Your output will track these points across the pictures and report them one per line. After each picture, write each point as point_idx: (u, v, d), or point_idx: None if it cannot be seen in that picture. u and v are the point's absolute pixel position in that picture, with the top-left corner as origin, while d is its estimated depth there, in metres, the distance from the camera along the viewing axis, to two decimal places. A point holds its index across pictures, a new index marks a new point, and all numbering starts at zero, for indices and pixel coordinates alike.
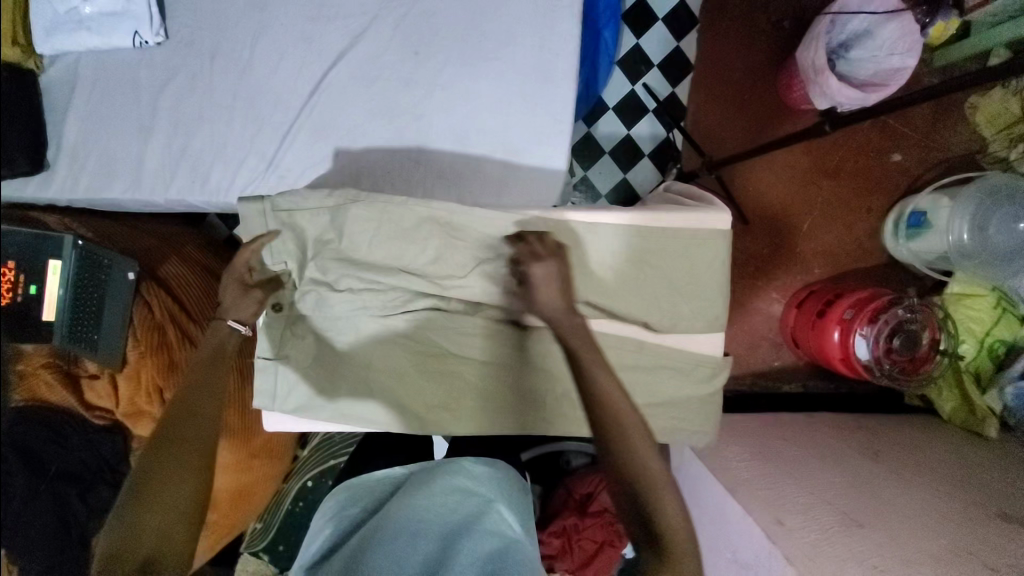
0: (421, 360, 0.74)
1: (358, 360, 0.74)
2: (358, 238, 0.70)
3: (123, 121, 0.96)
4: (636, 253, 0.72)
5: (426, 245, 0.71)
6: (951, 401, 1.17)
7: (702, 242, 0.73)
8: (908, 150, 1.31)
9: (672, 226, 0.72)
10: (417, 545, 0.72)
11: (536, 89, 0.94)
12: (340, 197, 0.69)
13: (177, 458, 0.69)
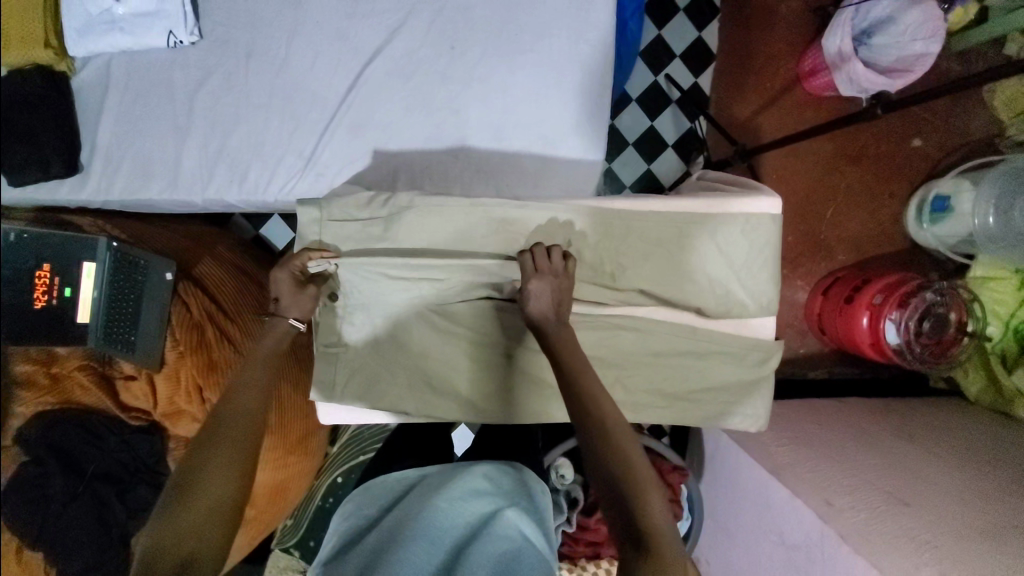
0: (479, 350, 0.76)
1: (415, 350, 0.75)
2: (413, 238, 0.72)
3: (157, 122, 0.95)
4: (691, 241, 0.73)
5: (483, 238, 0.72)
6: (976, 383, 1.19)
7: (753, 227, 0.74)
8: (928, 135, 1.32)
9: (722, 215, 0.73)
10: (431, 549, 0.70)
11: (572, 81, 0.95)
12: (392, 207, 0.71)
13: (223, 449, 0.62)
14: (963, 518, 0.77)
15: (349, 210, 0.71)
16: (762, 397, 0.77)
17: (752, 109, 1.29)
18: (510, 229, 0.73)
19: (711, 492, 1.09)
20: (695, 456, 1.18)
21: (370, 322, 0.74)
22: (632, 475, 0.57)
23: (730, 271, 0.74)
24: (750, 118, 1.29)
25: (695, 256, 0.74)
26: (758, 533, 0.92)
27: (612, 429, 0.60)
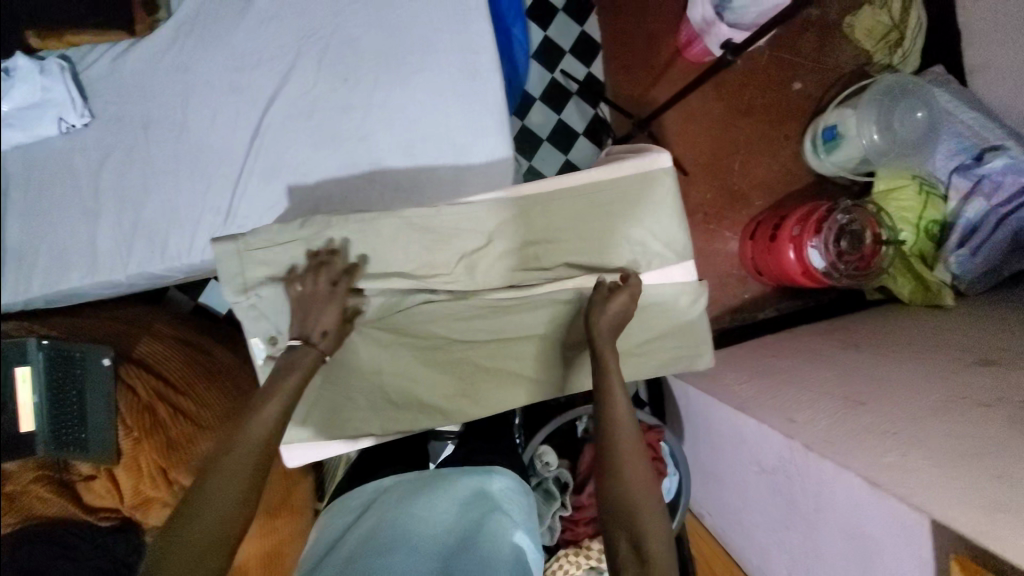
0: (429, 355, 0.76)
1: (367, 371, 0.75)
2: (336, 257, 0.72)
3: (65, 208, 0.94)
4: (600, 203, 0.77)
5: (406, 243, 0.73)
6: (908, 284, 1.26)
7: (652, 181, 0.78)
8: (806, 77, 1.43)
9: (623, 175, 0.78)
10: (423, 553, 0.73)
11: (466, 88, 0.99)
12: (310, 227, 0.71)
13: (230, 481, 0.58)
14: (922, 399, 0.79)
15: (271, 242, 0.71)
16: (702, 335, 0.81)
17: (643, 86, 1.39)
18: (430, 231, 0.74)
19: (695, 444, 1.12)
20: (672, 416, 1.22)
21: None
22: (629, 495, 0.62)
23: (644, 224, 0.78)
24: (645, 95, 1.39)
25: (609, 217, 0.78)
26: (742, 469, 0.95)
27: (621, 452, 0.64)
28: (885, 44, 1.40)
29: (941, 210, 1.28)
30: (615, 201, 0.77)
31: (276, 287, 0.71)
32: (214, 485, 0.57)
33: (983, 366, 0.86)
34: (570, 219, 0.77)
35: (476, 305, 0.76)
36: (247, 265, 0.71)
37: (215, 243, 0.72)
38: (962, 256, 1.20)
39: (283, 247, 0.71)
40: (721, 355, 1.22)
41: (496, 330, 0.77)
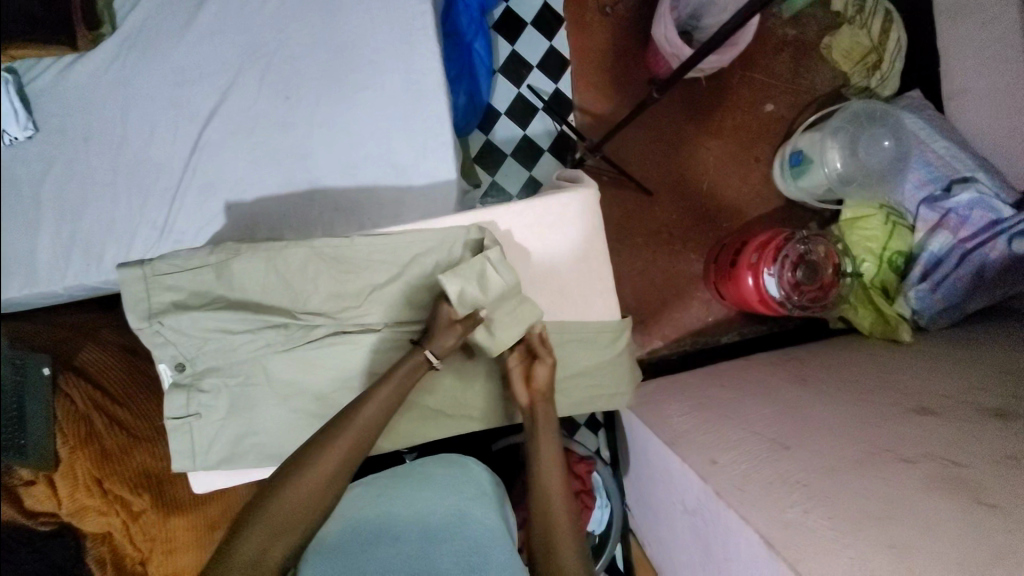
0: (340, 386, 0.77)
1: (275, 397, 0.77)
2: (250, 285, 0.74)
3: (6, 217, 0.96)
4: (510, 239, 0.80)
5: (316, 272, 0.75)
6: (868, 317, 1.21)
7: (569, 219, 0.81)
8: (780, 99, 1.40)
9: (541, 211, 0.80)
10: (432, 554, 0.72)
11: (408, 109, 0.98)
12: (221, 254, 0.73)
13: (335, 462, 0.69)
14: (842, 451, 0.79)
15: (183, 268, 0.73)
16: (622, 377, 0.82)
17: (606, 105, 1.38)
18: (345, 261, 0.76)
19: (636, 470, 1.12)
20: (619, 440, 1.21)
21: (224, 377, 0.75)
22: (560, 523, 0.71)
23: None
24: (609, 114, 1.38)
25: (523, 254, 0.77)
26: (669, 504, 0.95)
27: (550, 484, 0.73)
28: (863, 66, 1.35)
29: (908, 241, 1.24)
30: (532, 240, 0.80)
31: (181, 313, 0.72)
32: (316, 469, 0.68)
33: (917, 417, 0.85)
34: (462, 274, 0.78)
35: (388, 337, 0.77)
36: (154, 290, 0.73)
37: (122, 268, 0.73)
38: (922, 291, 1.17)
39: (194, 274, 0.73)
40: (672, 381, 1.20)
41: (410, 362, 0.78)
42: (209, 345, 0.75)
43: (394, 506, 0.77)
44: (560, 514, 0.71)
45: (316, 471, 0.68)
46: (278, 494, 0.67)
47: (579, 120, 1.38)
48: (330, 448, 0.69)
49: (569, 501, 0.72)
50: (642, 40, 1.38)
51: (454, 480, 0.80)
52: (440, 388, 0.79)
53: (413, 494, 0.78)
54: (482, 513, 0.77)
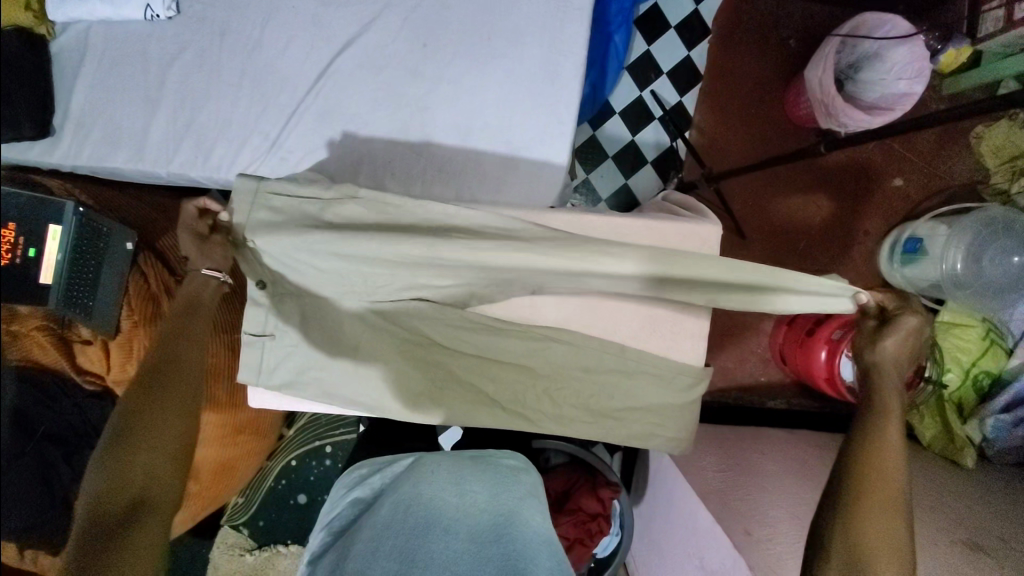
0: (410, 350, 0.79)
1: (348, 341, 0.78)
2: (354, 224, 0.74)
3: (130, 91, 0.98)
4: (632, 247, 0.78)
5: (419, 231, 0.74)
6: (931, 429, 1.16)
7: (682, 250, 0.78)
8: (910, 175, 1.32)
9: (669, 240, 0.79)
10: (478, 547, 0.72)
11: (543, 89, 0.94)
12: (341, 192, 0.74)
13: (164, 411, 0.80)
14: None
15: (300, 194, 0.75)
16: (685, 425, 0.80)
17: (727, 132, 1.31)
18: (455, 226, 0.74)
19: (650, 508, 1.11)
20: (641, 471, 1.19)
21: (304, 306, 0.78)
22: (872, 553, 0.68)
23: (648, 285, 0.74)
24: (728, 141, 1.30)
25: (620, 271, 0.75)
26: (682, 554, 0.94)
27: (862, 508, 0.70)
28: (1008, 168, 1.20)
29: (1000, 363, 1.13)
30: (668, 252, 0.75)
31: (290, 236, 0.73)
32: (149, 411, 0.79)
33: (965, 553, 0.81)
34: (549, 280, 0.75)
35: (466, 315, 0.77)
36: (261, 209, 0.76)
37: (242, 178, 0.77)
38: (1001, 421, 1.06)
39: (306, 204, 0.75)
40: (711, 432, 1.18)
41: (482, 346, 0.78)
42: (306, 270, 0.76)
43: (447, 491, 0.80)
44: (875, 530, 0.69)
45: (158, 409, 0.80)
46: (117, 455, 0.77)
47: (694, 141, 1.32)
48: (160, 400, 0.80)
49: (886, 521, 0.69)
50: (789, 75, 1.29)
51: (498, 481, 0.85)
52: (504, 380, 0.78)
53: (469, 488, 0.82)
54: (530, 516, 0.79)
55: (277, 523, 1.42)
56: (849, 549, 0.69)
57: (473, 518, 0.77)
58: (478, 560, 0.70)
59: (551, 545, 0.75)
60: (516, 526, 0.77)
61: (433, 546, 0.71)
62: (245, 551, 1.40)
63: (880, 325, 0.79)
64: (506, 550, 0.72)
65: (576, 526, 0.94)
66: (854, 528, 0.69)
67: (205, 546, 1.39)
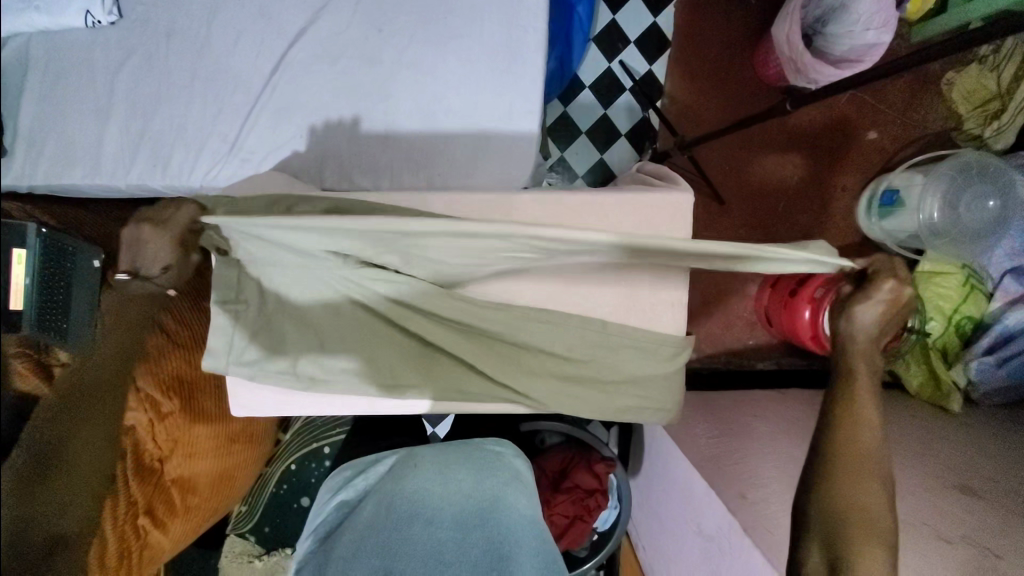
0: (393, 332, 0.78)
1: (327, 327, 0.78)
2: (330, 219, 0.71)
3: (79, 105, 0.94)
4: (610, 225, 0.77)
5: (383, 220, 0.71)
6: (918, 376, 1.17)
7: (658, 220, 0.77)
8: (884, 127, 1.32)
9: (644, 214, 0.78)
10: (462, 538, 0.74)
11: (505, 67, 0.92)
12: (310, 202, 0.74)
13: None
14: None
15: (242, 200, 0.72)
16: (671, 396, 0.80)
17: (699, 98, 1.28)
18: None
19: (650, 479, 1.12)
20: (636, 443, 1.21)
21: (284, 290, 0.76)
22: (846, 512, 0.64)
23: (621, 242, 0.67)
24: (701, 107, 1.28)
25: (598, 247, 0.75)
26: (682, 521, 0.96)
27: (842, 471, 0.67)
28: (981, 113, 1.20)
29: (982, 307, 1.14)
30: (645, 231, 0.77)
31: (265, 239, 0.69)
32: None
33: (955, 495, 0.82)
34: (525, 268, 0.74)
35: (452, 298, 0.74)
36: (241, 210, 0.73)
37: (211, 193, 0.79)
38: (985, 364, 1.08)
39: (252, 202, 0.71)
40: (702, 399, 1.19)
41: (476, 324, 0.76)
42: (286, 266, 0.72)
43: (431, 481, 0.82)
44: (858, 497, 0.65)
45: None
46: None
47: (667, 109, 1.29)
48: None
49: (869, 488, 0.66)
50: (758, 33, 1.27)
51: (487, 463, 0.86)
52: (489, 369, 0.77)
53: (452, 476, 0.83)
54: (516, 500, 0.81)
55: (283, 527, 1.42)
56: (826, 511, 0.65)
57: (457, 505, 0.80)
58: (462, 551, 0.73)
59: (536, 526, 0.78)
60: (499, 512, 0.79)
61: (416, 538, 0.73)
62: (253, 557, 1.37)
63: (858, 288, 0.74)
64: (490, 538, 0.75)
65: (575, 503, 0.95)
66: (836, 488, 0.66)
67: (214, 556, 1.42)
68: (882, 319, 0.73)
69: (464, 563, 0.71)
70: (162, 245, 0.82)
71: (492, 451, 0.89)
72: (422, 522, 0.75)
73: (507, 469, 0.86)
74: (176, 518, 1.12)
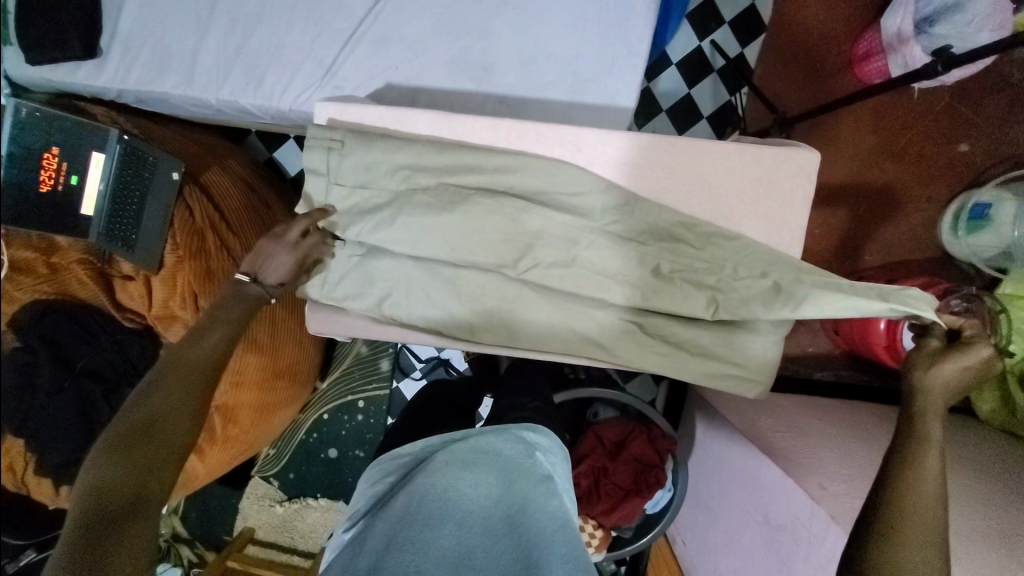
0: (495, 313, 0.78)
1: (415, 300, 0.79)
2: (447, 164, 0.75)
3: (181, 13, 0.94)
4: (725, 174, 0.77)
5: (492, 174, 0.75)
6: (991, 402, 1.08)
7: (773, 177, 0.77)
8: (978, 139, 1.17)
9: (755, 171, 0.77)
10: (491, 544, 0.72)
11: (615, 19, 0.89)
12: (420, 147, 0.75)
13: (184, 383, 0.70)
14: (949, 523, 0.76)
15: (375, 158, 0.75)
16: (766, 368, 0.76)
17: (793, 89, 1.22)
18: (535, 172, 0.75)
19: (709, 469, 1.09)
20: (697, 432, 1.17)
21: (395, 263, 0.79)
22: (914, 509, 0.63)
23: (672, 301, 0.74)
24: (796, 88, 1.22)
25: (704, 195, 0.77)
26: (744, 509, 0.93)
27: (913, 491, 0.64)
28: None
29: None
30: (758, 201, 0.77)
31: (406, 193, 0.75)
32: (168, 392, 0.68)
33: None
34: (616, 205, 0.75)
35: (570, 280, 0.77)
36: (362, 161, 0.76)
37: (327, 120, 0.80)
38: None
39: (368, 188, 0.76)
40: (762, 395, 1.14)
41: (580, 316, 0.78)
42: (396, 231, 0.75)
43: (457, 482, 0.78)
44: (928, 492, 0.64)
45: (169, 395, 0.68)
46: (153, 386, 0.69)
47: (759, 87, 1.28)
48: (170, 386, 0.69)
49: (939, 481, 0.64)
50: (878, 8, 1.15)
51: (513, 461, 0.83)
52: (570, 316, 0.78)
53: (479, 473, 0.80)
54: (545, 502, 0.77)
55: (307, 476, 1.40)
56: (928, 502, 0.64)
57: (486, 509, 0.77)
58: (492, 556, 0.70)
59: (567, 528, 0.74)
60: (530, 513, 0.75)
61: (446, 541, 0.70)
62: (275, 502, 1.40)
63: (946, 346, 0.72)
64: (520, 541, 0.72)
65: (632, 476, 0.96)
66: (912, 473, 0.65)
67: (236, 496, 1.41)
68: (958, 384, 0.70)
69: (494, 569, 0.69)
70: (285, 262, 0.76)
71: (523, 443, 0.86)
72: (451, 523, 0.73)
73: (536, 469, 0.82)
74: (214, 446, 1.12)
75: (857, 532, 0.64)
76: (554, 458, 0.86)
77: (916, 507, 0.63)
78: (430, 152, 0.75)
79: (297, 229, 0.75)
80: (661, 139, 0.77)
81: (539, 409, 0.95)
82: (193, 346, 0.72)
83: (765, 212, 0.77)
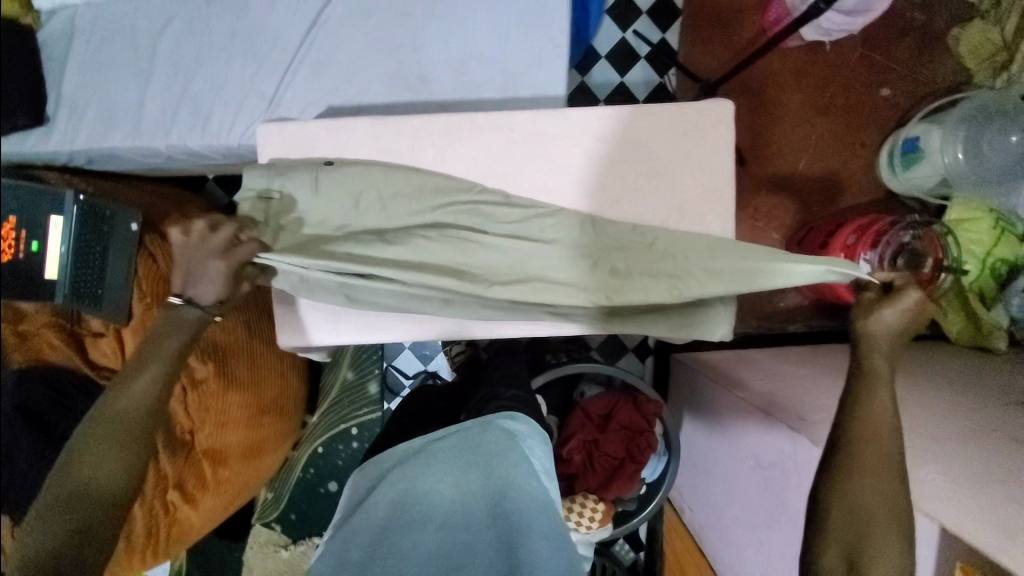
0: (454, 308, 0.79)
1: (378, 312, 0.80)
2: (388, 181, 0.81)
3: (121, 69, 0.98)
4: (650, 134, 0.82)
5: (436, 184, 0.81)
6: (956, 323, 1.12)
7: (698, 129, 0.81)
8: (896, 83, 1.29)
9: (679, 127, 0.81)
10: (472, 537, 0.73)
11: (533, 13, 0.95)
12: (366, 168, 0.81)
13: (113, 437, 0.69)
14: (925, 429, 0.79)
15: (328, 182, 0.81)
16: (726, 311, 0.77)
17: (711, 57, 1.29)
18: None
19: (700, 430, 1.10)
20: (686, 398, 1.17)
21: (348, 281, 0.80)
22: (880, 421, 0.65)
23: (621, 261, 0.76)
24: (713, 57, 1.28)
25: (636, 156, 0.82)
26: (737, 460, 0.93)
27: (876, 402, 0.65)
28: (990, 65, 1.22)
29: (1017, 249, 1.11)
30: (687, 154, 0.81)
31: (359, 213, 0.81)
32: (110, 449, 0.69)
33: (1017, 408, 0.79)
34: None
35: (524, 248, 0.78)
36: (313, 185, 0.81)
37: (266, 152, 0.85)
38: None
39: (320, 204, 0.80)
40: (739, 352, 1.16)
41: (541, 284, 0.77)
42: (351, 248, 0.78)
43: (436, 480, 0.80)
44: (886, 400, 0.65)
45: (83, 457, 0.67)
46: (85, 444, 0.69)
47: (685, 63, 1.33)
48: (118, 446, 0.69)
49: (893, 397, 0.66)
50: None
51: (490, 450, 0.82)
52: (527, 290, 0.77)
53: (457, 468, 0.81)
54: (523, 484, 0.77)
55: (309, 514, 1.37)
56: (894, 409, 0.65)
57: (467, 504, 0.78)
58: (473, 548, 0.72)
59: (546, 509, 0.74)
60: (509, 500, 0.75)
61: (425, 542, 0.73)
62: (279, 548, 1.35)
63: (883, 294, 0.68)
64: (502, 530, 0.72)
65: (623, 445, 0.98)
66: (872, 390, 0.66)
67: (239, 548, 1.38)
68: (903, 327, 0.67)
69: (476, 563, 0.70)
70: (214, 271, 0.72)
71: (498, 430, 0.84)
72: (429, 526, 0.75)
73: (514, 451, 0.82)
74: (206, 494, 1.07)
75: (833, 447, 0.66)
76: (540, 443, 0.84)
77: (883, 416, 0.65)
78: (381, 183, 0.81)
79: (222, 235, 0.72)
80: (586, 112, 0.82)
81: (518, 397, 0.95)
82: (126, 399, 0.71)
83: (694, 160, 0.82)
